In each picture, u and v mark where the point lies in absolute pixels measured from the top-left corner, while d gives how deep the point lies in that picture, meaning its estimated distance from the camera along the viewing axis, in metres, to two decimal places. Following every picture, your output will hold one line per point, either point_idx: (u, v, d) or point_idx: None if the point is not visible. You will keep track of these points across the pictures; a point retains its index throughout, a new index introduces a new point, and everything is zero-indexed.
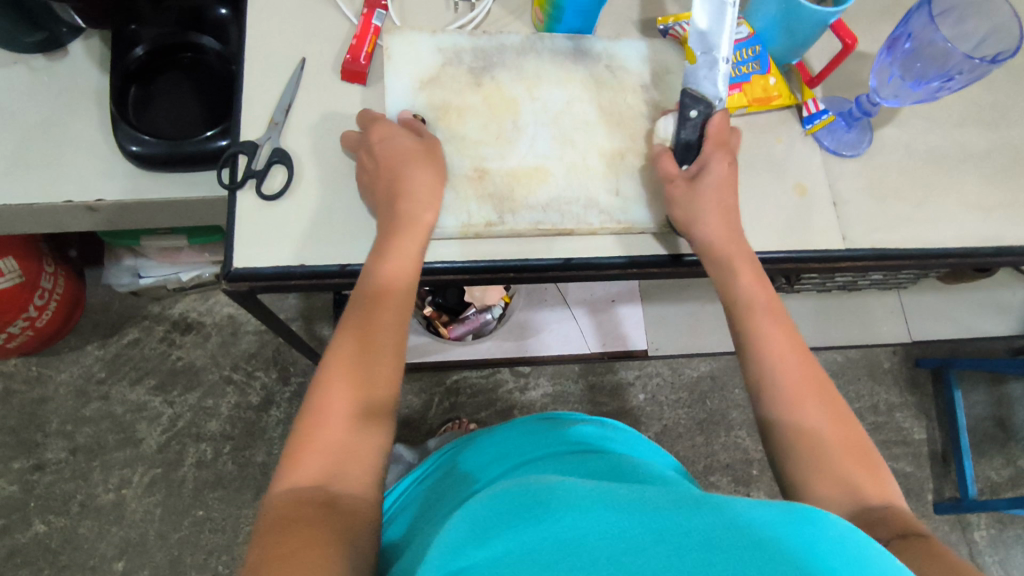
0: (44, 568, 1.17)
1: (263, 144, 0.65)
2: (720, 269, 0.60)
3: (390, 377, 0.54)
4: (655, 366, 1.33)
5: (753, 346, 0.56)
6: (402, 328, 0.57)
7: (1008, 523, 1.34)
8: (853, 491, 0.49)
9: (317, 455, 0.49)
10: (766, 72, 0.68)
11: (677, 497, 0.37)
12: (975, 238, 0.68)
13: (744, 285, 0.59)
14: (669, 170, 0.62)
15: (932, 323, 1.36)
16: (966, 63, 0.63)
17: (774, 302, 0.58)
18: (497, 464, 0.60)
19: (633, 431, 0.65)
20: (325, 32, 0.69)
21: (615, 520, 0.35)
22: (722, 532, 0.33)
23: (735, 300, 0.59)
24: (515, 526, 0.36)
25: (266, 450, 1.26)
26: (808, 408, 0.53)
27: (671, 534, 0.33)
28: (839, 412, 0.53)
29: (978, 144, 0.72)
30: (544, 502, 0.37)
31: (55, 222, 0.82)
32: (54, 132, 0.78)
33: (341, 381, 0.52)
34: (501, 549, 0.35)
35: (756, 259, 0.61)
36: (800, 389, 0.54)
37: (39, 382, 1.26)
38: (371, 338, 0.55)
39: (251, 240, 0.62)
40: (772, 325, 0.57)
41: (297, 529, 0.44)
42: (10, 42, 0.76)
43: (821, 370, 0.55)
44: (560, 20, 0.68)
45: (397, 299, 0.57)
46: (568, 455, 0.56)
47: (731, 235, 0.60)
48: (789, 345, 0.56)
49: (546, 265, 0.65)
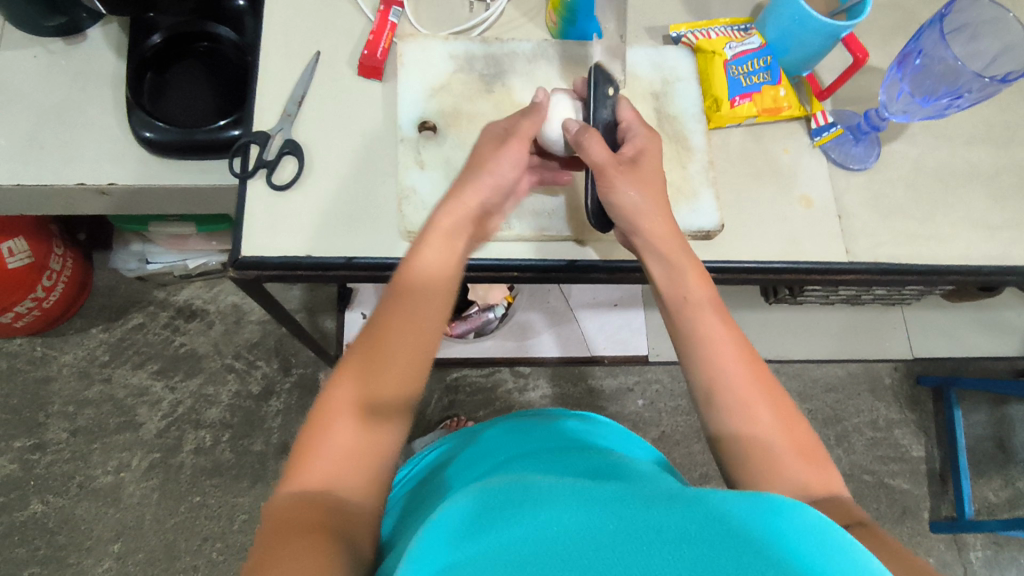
0: (40, 547, 1.18)
1: (275, 134, 0.65)
2: (669, 267, 0.59)
3: (411, 391, 0.54)
4: (655, 372, 1.33)
5: (698, 348, 0.55)
6: (432, 344, 0.55)
7: (1003, 544, 1.33)
8: (803, 491, 0.48)
9: (333, 451, 0.49)
10: (777, 83, 0.68)
11: (654, 496, 0.38)
12: (978, 256, 0.69)
13: (690, 286, 0.58)
14: (600, 155, 0.59)
15: (934, 340, 1.36)
16: (976, 81, 0.63)
17: (717, 304, 0.57)
18: (482, 461, 0.60)
19: (617, 425, 0.66)
20: (340, 27, 0.70)
21: (595, 514, 0.35)
22: (695, 526, 0.33)
23: (681, 302, 0.57)
24: (489, 527, 0.36)
25: (264, 440, 1.27)
26: (756, 410, 0.51)
27: (646, 531, 0.33)
28: (786, 410, 0.52)
29: (986, 163, 0.72)
30: (525, 503, 0.38)
31: (67, 204, 0.83)
32: (68, 115, 0.78)
33: (363, 380, 0.52)
34: (478, 548, 0.35)
35: (699, 258, 0.60)
36: (746, 391, 0.52)
37: (43, 362, 1.28)
38: (400, 351, 0.53)
39: (259, 231, 0.62)
40: (718, 326, 0.56)
41: (299, 527, 0.45)
42: (31, 25, 0.77)
43: (764, 367, 0.54)
44: (574, 23, 0.68)
45: (433, 296, 0.56)
46: (542, 454, 0.56)
47: (674, 238, 0.59)
48: (734, 346, 0.54)
49: (550, 265, 0.66)
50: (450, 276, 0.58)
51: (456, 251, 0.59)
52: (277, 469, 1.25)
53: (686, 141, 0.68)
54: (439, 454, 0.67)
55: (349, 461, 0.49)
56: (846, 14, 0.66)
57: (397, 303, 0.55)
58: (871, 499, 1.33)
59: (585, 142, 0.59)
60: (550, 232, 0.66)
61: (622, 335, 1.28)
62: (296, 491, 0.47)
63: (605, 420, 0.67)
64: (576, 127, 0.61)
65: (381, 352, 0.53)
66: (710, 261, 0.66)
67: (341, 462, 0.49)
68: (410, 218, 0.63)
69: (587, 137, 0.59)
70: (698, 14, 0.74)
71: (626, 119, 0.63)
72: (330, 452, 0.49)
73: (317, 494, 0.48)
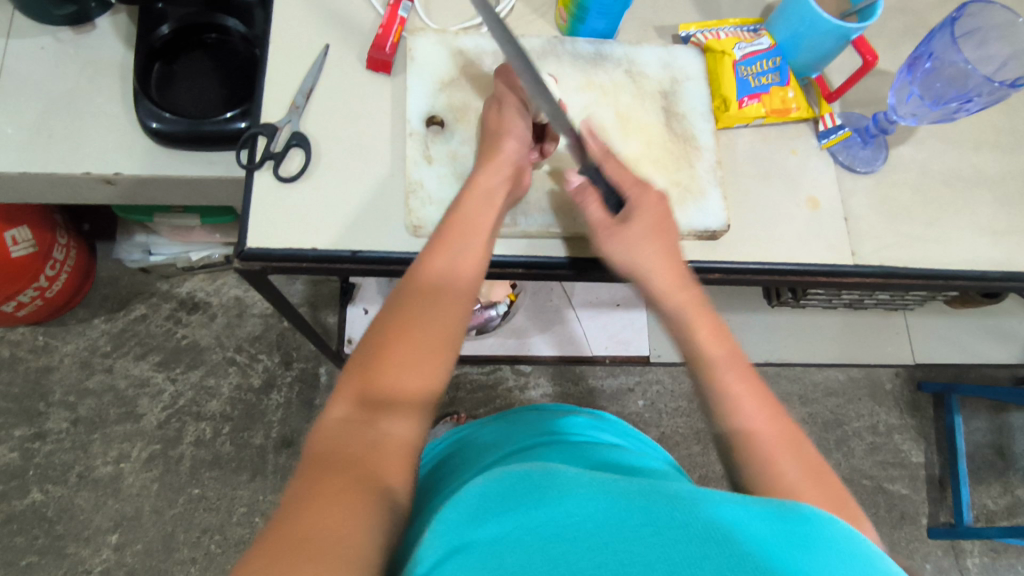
0: (39, 536, 1.18)
1: (283, 127, 0.65)
2: (679, 326, 0.59)
3: (453, 344, 0.53)
4: (656, 373, 1.33)
5: (722, 406, 0.54)
6: (467, 312, 0.55)
7: (1000, 551, 1.34)
8: None
9: (375, 391, 0.50)
10: (787, 85, 0.68)
11: (673, 489, 0.39)
12: (984, 262, 0.68)
13: (702, 341, 0.57)
14: (598, 218, 0.61)
15: (937, 346, 1.36)
16: (986, 85, 0.63)
17: (736, 358, 0.56)
18: (493, 451, 0.59)
19: (625, 422, 0.65)
20: (350, 20, 0.70)
21: (618, 505, 0.36)
22: (718, 525, 0.34)
23: (699, 359, 0.56)
24: (512, 506, 0.38)
25: (264, 433, 1.27)
26: (783, 466, 0.50)
27: (667, 526, 0.34)
28: (812, 464, 0.51)
29: (993, 168, 0.72)
30: (549, 484, 0.39)
31: (71, 193, 0.82)
32: (76, 104, 0.78)
33: (410, 325, 0.52)
34: (500, 528, 0.37)
35: (714, 311, 0.59)
36: (775, 446, 0.51)
37: (45, 351, 1.28)
38: (435, 316, 0.53)
39: (265, 223, 0.62)
40: (738, 383, 0.55)
41: (335, 469, 0.45)
42: (41, 14, 0.77)
43: (790, 421, 0.54)
44: (583, 20, 0.69)
45: (469, 256, 0.57)
46: (558, 445, 0.55)
47: (677, 280, 0.59)
48: (757, 400, 0.54)
49: (554, 263, 0.67)
50: (485, 249, 0.59)
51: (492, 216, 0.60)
52: (277, 463, 1.25)
53: (694, 140, 0.68)
54: (450, 443, 0.68)
55: (389, 403, 0.49)
56: (857, 16, 0.66)
57: (439, 259, 0.56)
58: (869, 504, 1.33)
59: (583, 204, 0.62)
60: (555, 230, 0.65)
61: (624, 335, 1.27)
62: (330, 441, 0.47)
63: (613, 418, 0.66)
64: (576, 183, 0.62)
65: (416, 316, 0.53)
66: (716, 261, 0.66)
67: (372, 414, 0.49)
68: (416, 212, 0.63)
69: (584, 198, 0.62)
70: (708, 13, 0.74)
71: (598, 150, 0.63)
72: (371, 392, 0.50)
73: (356, 433, 0.48)
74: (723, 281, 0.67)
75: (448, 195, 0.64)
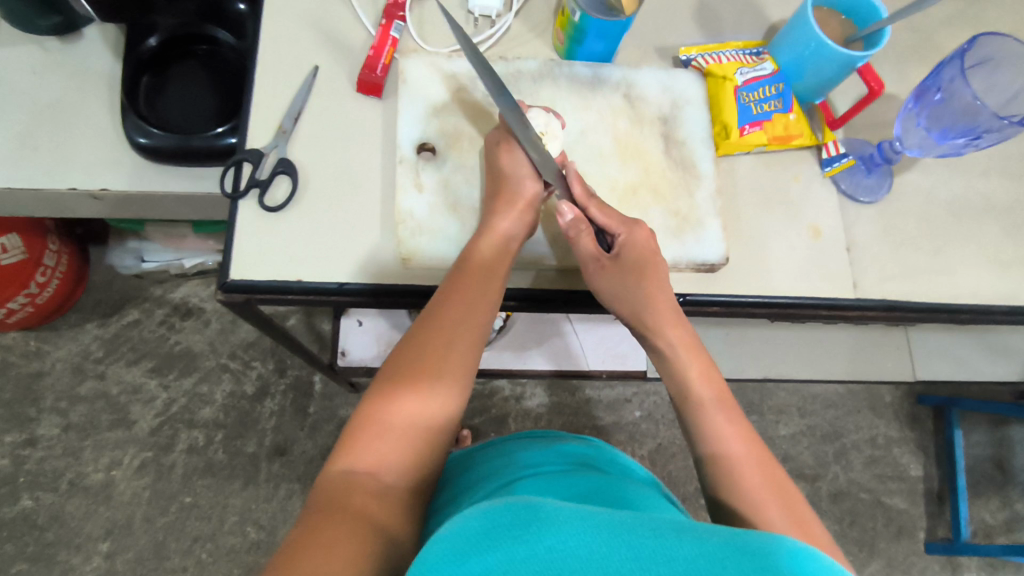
0: (29, 543, 1.17)
1: (269, 152, 0.64)
2: (672, 376, 0.59)
3: (457, 393, 0.54)
4: (654, 385, 1.32)
5: (706, 447, 0.54)
6: (475, 368, 0.55)
7: (997, 566, 1.33)
8: None
9: (381, 438, 0.50)
10: (788, 110, 0.66)
11: (664, 522, 0.37)
12: (989, 293, 0.67)
13: (693, 384, 0.57)
14: (591, 251, 0.59)
15: (937, 361, 1.34)
16: (995, 121, 0.62)
17: (725, 398, 0.56)
18: (487, 483, 0.57)
19: (621, 453, 0.64)
20: (341, 39, 0.68)
21: (605, 539, 0.35)
22: (703, 562, 0.33)
23: (688, 400, 0.57)
24: (497, 540, 0.35)
25: (257, 441, 1.26)
26: (770, 513, 0.49)
27: (653, 561, 0.34)
28: (799, 512, 0.50)
29: (1001, 196, 0.70)
30: (533, 516, 0.36)
31: (59, 206, 0.81)
32: (62, 115, 0.77)
33: (418, 373, 0.53)
34: (486, 565, 0.34)
35: (710, 357, 0.59)
36: (760, 493, 0.50)
37: (36, 356, 1.26)
38: (446, 374, 0.53)
39: (252, 251, 0.61)
40: (726, 423, 0.55)
41: (339, 516, 0.45)
42: (26, 24, 0.75)
43: (779, 468, 0.53)
44: (582, 43, 0.66)
45: (482, 299, 0.57)
46: (553, 474, 0.54)
47: (671, 316, 0.59)
48: (746, 445, 0.53)
49: (548, 294, 0.65)
50: (497, 294, 0.58)
51: (505, 260, 0.59)
52: (270, 471, 1.24)
53: (694, 168, 0.66)
54: (447, 474, 0.66)
55: (394, 449, 0.50)
56: (862, 43, 0.64)
57: (451, 303, 0.56)
58: (867, 517, 1.32)
59: (575, 239, 0.60)
60: (550, 261, 0.64)
61: (621, 349, 1.24)
62: (335, 483, 0.48)
63: (607, 445, 0.65)
64: (569, 216, 0.60)
65: (427, 370, 0.53)
66: (714, 294, 0.64)
67: (379, 462, 0.49)
68: (406, 243, 0.61)
69: (577, 232, 0.60)
70: (710, 33, 0.72)
71: (577, 194, 0.60)
72: (378, 439, 0.50)
73: (361, 479, 0.48)
74: (722, 314, 0.66)
75: (439, 225, 0.62)
